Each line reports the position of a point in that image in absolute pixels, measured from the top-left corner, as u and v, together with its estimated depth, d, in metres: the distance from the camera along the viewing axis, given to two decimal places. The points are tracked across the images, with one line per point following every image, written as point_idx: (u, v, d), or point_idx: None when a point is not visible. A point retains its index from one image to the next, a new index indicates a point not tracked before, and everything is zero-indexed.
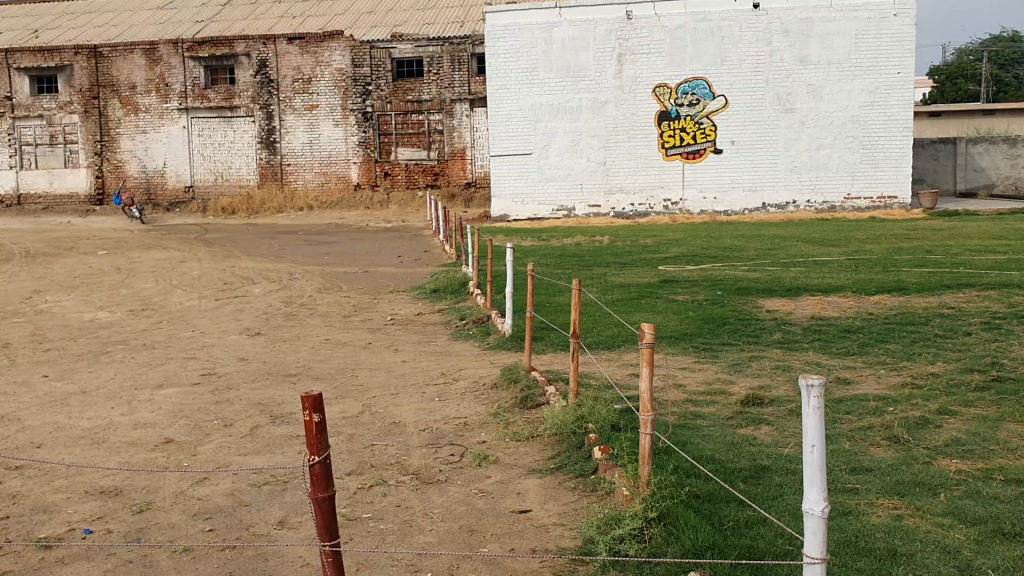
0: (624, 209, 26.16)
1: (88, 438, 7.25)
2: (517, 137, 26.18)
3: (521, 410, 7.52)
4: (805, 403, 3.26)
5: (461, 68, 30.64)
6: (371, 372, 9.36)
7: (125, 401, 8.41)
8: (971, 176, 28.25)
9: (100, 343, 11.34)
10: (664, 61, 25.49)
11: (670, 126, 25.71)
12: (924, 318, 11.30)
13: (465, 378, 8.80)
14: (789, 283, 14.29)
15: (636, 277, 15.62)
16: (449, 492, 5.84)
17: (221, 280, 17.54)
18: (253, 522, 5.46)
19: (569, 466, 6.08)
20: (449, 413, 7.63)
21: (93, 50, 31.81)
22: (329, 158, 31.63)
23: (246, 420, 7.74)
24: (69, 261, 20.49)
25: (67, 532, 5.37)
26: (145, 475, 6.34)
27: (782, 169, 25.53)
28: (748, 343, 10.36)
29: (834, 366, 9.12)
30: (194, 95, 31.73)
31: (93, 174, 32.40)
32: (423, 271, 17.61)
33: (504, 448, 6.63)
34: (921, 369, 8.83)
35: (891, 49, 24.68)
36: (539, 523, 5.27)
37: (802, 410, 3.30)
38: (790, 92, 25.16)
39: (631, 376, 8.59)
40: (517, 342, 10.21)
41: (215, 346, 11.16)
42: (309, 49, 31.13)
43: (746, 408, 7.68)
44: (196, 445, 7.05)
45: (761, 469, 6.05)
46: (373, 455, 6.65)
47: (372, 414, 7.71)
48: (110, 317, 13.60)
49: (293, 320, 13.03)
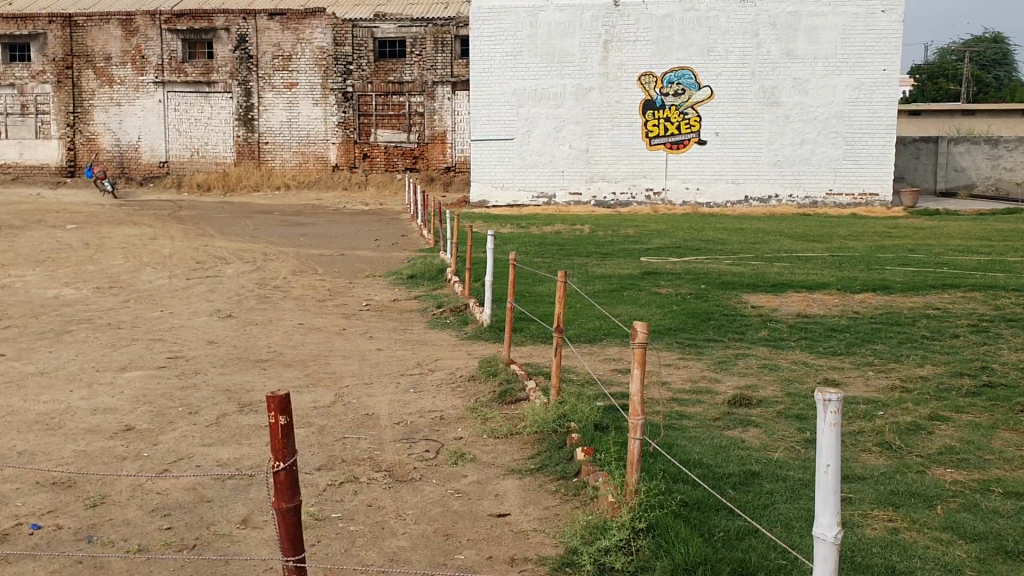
0: (605, 198, 25.90)
1: (44, 423, 6.90)
2: (499, 121, 25.81)
3: (499, 404, 7.22)
4: (820, 420, 2.94)
5: (444, 50, 30.31)
6: (345, 360, 9.03)
7: (86, 384, 8.06)
8: (951, 175, 28.18)
9: (64, 322, 10.93)
10: (650, 49, 25.15)
11: (654, 115, 25.40)
12: (909, 319, 11.11)
13: (442, 369, 8.48)
14: (772, 278, 14.07)
15: (617, 268, 15.36)
16: (423, 492, 5.53)
17: (193, 259, 17.10)
18: (215, 520, 5.13)
19: (549, 467, 5.79)
20: (424, 406, 7.32)
21: (68, 19, 31.07)
22: (307, 138, 31.08)
23: (212, 407, 7.39)
24: (36, 235, 19.92)
25: (13, 527, 5.03)
26: (100, 466, 6.00)
27: (765, 163, 25.38)
28: (733, 340, 10.11)
29: (823, 367, 8.88)
30: (171, 69, 31.07)
31: (65, 145, 31.65)
32: (400, 255, 17.25)
33: (482, 445, 6.34)
34: (910, 372, 8.62)
35: (878, 46, 24.53)
36: (519, 529, 4.99)
37: (816, 427, 2.97)
38: (775, 86, 24.96)
39: (614, 372, 8.32)
40: (496, 333, 9.91)
41: (183, 327, 10.79)
42: (290, 26, 30.58)
43: (733, 409, 7.43)
44: (159, 433, 6.70)
45: (751, 475, 5.81)
46: (345, 448, 6.33)
47: (345, 405, 7.40)
48: (76, 293, 13.16)
49: (266, 303, 12.65)
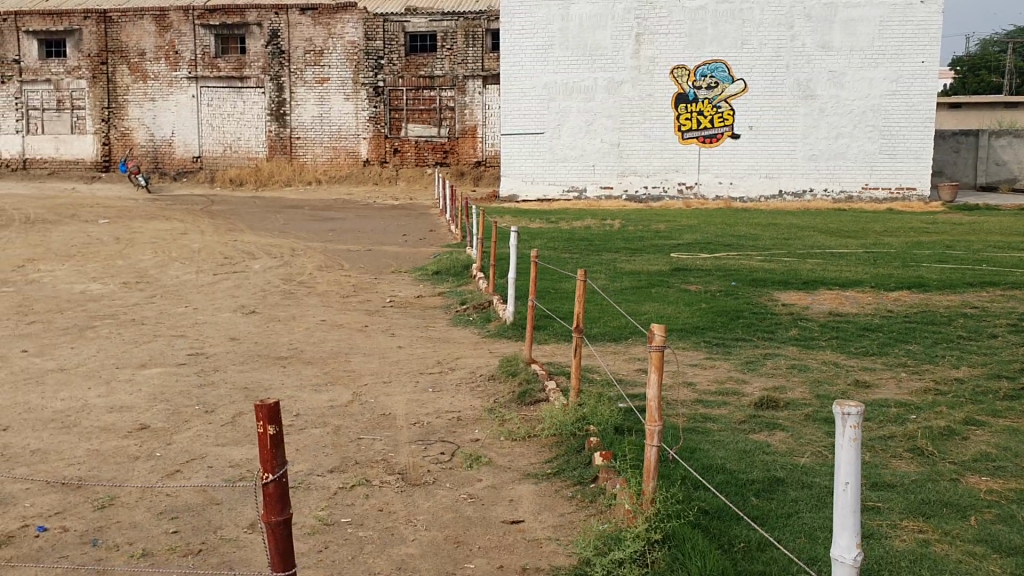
0: (637, 192, 25.65)
1: (59, 421, 6.86)
2: (529, 115, 25.64)
3: (518, 405, 7.07)
4: (839, 435, 2.73)
5: (475, 44, 30.19)
6: (365, 358, 8.93)
7: (105, 381, 8.02)
8: (992, 169, 27.53)
9: (88, 318, 10.94)
10: (683, 42, 24.82)
11: (687, 108, 25.07)
12: (946, 318, 10.80)
13: (462, 368, 8.35)
14: (805, 275, 13.79)
15: (646, 264, 15.12)
16: (436, 496, 5.40)
17: (222, 254, 17.11)
18: (223, 524, 5.04)
19: (566, 472, 5.63)
20: (442, 406, 7.19)
21: (103, 15, 31.30)
22: (338, 133, 31.11)
23: (228, 406, 7.31)
24: (69, 229, 20.07)
25: (20, 529, 4.98)
26: (112, 467, 5.93)
27: (800, 157, 24.97)
28: (763, 339, 9.88)
29: (853, 368, 8.63)
30: (204, 64, 31.19)
31: (100, 140, 31.89)
32: (427, 251, 17.15)
33: (498, 448, 6.19)
34: (945, 373, 8.34)
35: (917, 38, 24.02)
36: (532, 537, 4.84)
37: (835, 442, 2.76)
38: (811, 79, 24.53)
39: (637, 372, 8.14)
40: (518, 331, 9.76)
41: (206, 323, 10.76)
42: (321, 20, 30.58)
43: (760, 412, 7.22)
44: (174, 432, 6.64)
45: (775, 482, 5.61)
46: (359, 450, 6.21)
47: (362, 404, 7.29)
48: (103, 289, 13.19)
49: (290, 299, 12.59)
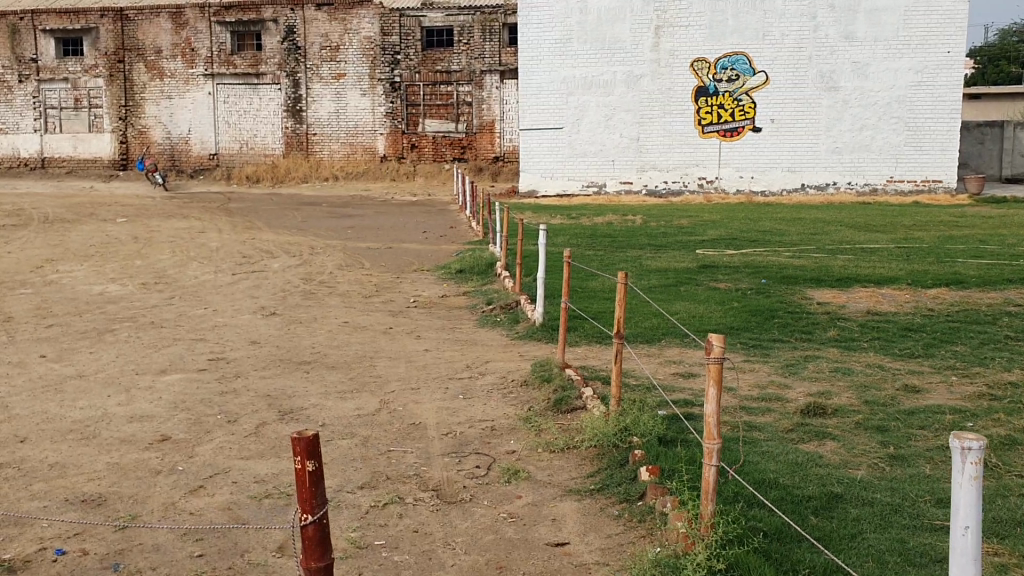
0: (657, 187, 25.26)
1: (78, 433, 6.60)
2: (548, 110, 25.30)
3: (554, 414, 6.76)
4: (955, 472, 2.41)
5: (492, 39, 29.87)
6: (391, 362, 8.62)
7: (124, 389, 7.76)
8: (1018, 161, 27.06)
9: (108, 320, 10.71)
10: (703, 34, 24.40)
11: (707, 101, 24.65)
12: (990, 317, 10.40)
13: (492, 373, 8.05)
14: (838, 272, 13.39)
15: (672, 261, 14.78)
16: (475, 516, 5.09)
17: (240, 253, 16.85)
18: (250, 547, 4.76)
19: (611, 488, 5.32)
20: (474, 415, 6.89)
21: (119, 13, 31.13)
22: (355, 128, 30.85)
23: (251, 415, 7.03)
24: (87, 228, 19.89)
25: (36, 552, 4.71)
26: (133, 482, 5.67)
27: (823, 150, 24.51)
28: (800, 340, 9.53)
29: (900, 371, 8.26)
30: (220, 61, 30.98)
31: (118, 139, 31.76)
32: (448, 249, 16.83)
33: (536, 461, 5.88)
34: (998, 377, 7.97)
35: (942, 27, 23.55)
36: (579, 562, 4.53)
37: (952, 480, 2.43)
38: (834, 70, 24.07)
39: (676, 377, 7.81)
40: (549, 333, 9.44)
41: (227, 326, 10.50)
42: (337, 16, 30.35)
43: (807, 420, 6.88)
44: (195, 444, 6.36)
45: (833, 499, 5.29)
46: (390, 464, 5.91)
47: (391, 413, 6.99)
48: (121, 290, 12.96)
49: (311, 299, 12.31)
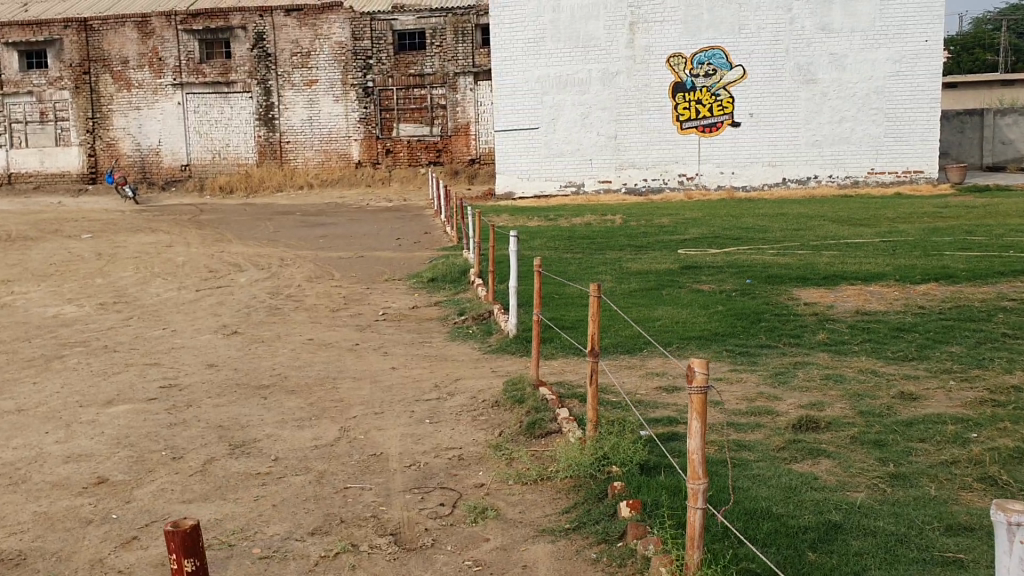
0: (636, 185, 24.79)
1: (6, 477, 6.02)
2: (523, 110, 24.78)
3: (527, 439, 6.24)
4: (1002, 554, 2.28)
5: (465, 40, 29.38)
6: (355, 384, 8.08)
7: (64, 423, 7.18)
8: (998, 149, 26.65)
9: (58, 346, 10.11)
10: (679, 29, 23.98)
11: (685, 97, 24.22)
12: (984, 313, 9.96)
13: (461, 393, 7.52)
14: (824, 269, 12.95)
15: (653, 262, 14.28)
16: (437, 564, 4.57)
17: (207, 268, 16.24)
18: None
19: (589, 526, 4.81)
20: (440, 442, 6.35)
21: (83, 23, 30.40)
22: (328, 135, 30.23)
23: (198, 451, 6.46)
24: (49, 246, 19.21)
25: None
26: (61, 535, 5.12)
27: (803, 143, 24.12)
28: (789, 345, 9.06)
29: (894, 377, 7.80)
30: (188, 70, 30.32)
31: (85, 152, 31.01)
32: (423, 256, 16.28)
33: (507, 495, 5.35)
34: (998, 380, 7.51)
35: (920, 16, 23.18)
36: None
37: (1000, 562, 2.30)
38: (811, 62, 23.68)
39: (657, 392, 7.31)
40: (523, 345, 8.93)
41: (185, 348, 9.92)
42: (307, 21, 29.74)
43: (799, 436, 6.38)
44: (134, 487, 5.80)
45: (832, 528, 4.79)
46: (345, 504, 5.36)
47: (350, 443, 6.45)
48: (77, 311, 12.35)
49: (276, 315, 11.73)
